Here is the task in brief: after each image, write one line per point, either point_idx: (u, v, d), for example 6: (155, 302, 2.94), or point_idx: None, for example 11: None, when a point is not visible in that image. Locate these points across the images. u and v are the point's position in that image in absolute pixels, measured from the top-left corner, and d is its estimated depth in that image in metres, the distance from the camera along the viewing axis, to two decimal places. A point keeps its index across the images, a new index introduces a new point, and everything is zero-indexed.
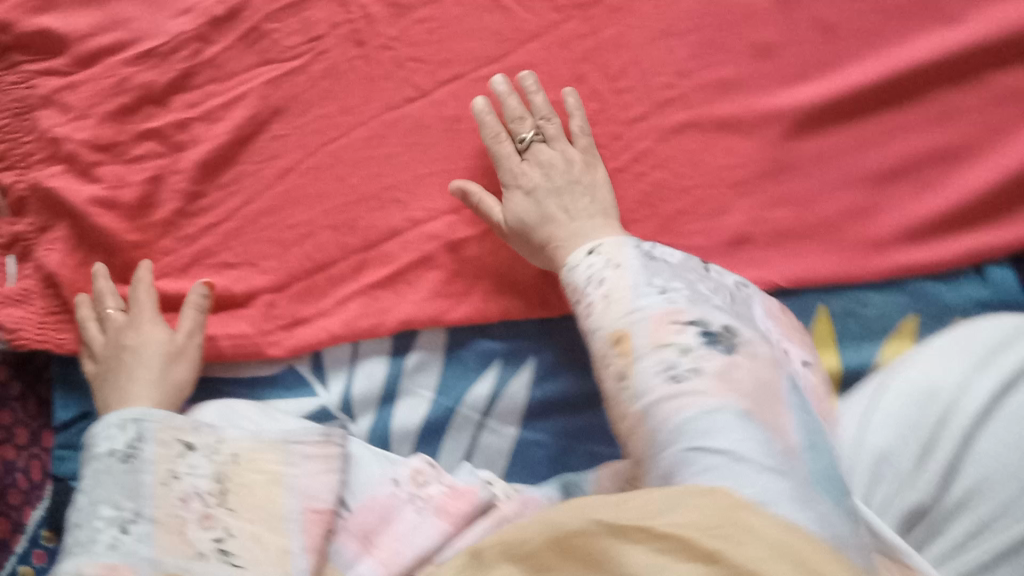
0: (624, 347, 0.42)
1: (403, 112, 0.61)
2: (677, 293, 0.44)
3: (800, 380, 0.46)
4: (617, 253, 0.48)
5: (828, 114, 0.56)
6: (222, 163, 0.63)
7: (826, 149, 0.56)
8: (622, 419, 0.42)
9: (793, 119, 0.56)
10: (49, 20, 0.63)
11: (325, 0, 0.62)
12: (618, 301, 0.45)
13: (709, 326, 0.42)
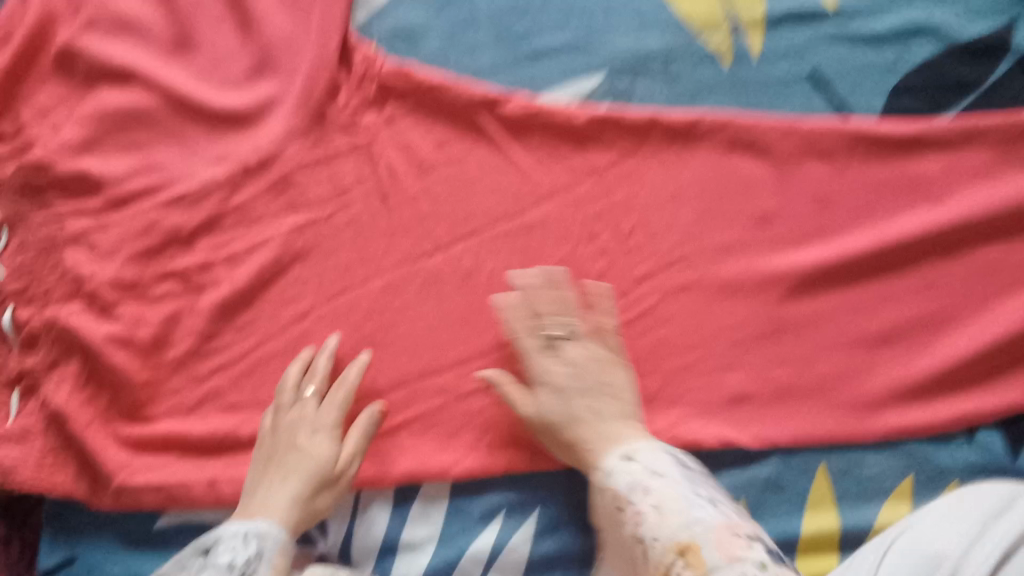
0: (693, 561, 0.45)
1: (420, 264, 0.63)
2: (727, 507, 0.49)
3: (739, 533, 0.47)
4: (660, 463, 0.51)
5: (825, 278, 0.59)
6: (240, 304, 0.64)
7: (825, 310, 0.59)
8: None
9: (792, 283, 0.59)
10: (89, 162, 0.66)
11: (353, 155, 0.66)
12: (671, 511, 0.48)
13: (765, 541, 0.47)
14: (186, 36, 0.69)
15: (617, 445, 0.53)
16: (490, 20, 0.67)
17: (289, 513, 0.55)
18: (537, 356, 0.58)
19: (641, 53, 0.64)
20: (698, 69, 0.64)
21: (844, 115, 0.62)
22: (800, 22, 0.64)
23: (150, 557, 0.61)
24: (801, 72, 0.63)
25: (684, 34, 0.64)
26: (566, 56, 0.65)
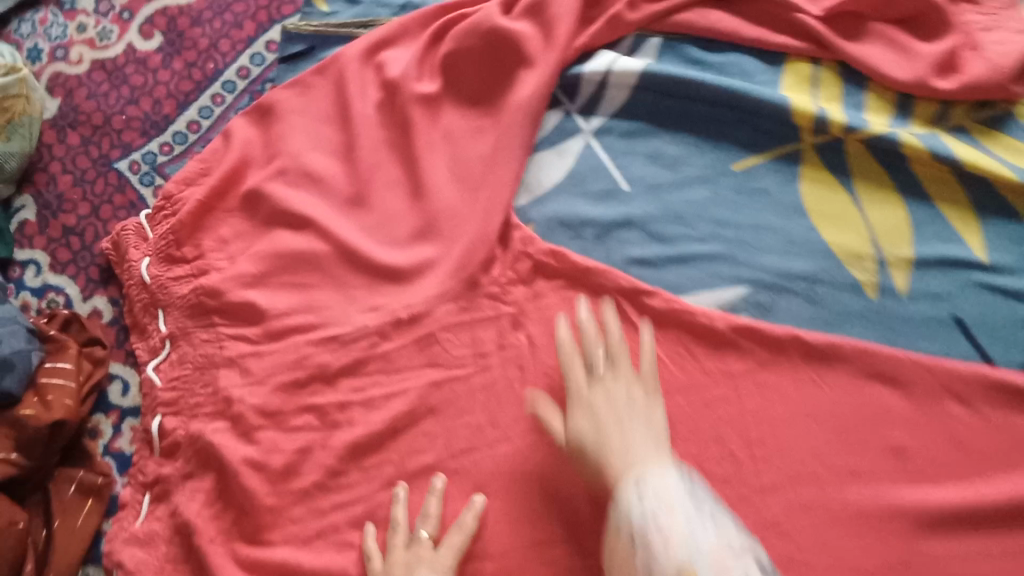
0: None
1: (547, 437, 0.66)
2: (724, 522, 0.50)
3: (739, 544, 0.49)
4: (662, 485, 0.53)
5: (957, 522, 0.59)
6: (370, 448, 0.67)
7: (953, 556, 0.58)
8: None
9: (921, 519, 0.59)
10: (255, 294, 0.71)
11: (494, 324, 0.69)
12: (678, 547, 0.48)
13: (762, 560, 0.48)
14: (361, 193, 0.75)
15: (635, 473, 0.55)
16: (644, 221, 0.71)
17: None
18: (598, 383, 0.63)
19: (786, 274, 0.67)
20: (840, 297, 0.66)
21: (988, 363, 0.63)
22: (945, 267, 0.65)
23: None
24: (944, 315, 0.64)
25: (830, 262, 0.67)
26: (713, 265, 0.69)
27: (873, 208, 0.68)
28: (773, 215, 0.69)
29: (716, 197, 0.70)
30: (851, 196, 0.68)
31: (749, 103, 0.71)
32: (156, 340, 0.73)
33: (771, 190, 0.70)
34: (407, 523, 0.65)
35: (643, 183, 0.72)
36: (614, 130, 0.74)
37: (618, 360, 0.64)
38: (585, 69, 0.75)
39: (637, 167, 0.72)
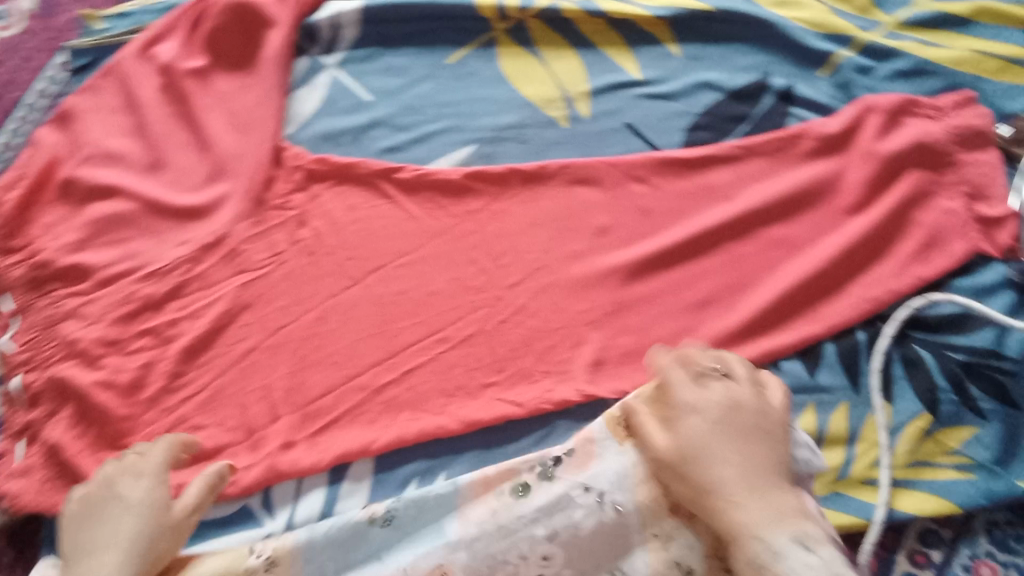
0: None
1: (343, 296, 0.80)
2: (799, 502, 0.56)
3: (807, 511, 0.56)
4: (834, 560, 0.49)
5: (651, 265, 0.76)
6: (200, 348, 0.80)
7: (654, 290, 0.75)
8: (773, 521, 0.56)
9: (626, 270, 0.76)
10: (81, 256, 0.85)
11: (283, 227, 0.84)
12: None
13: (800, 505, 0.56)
14: (157, 158, 0.90)
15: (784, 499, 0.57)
16: (387, 119, 0.88)
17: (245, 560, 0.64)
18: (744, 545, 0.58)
19: (498, 127, 0.85)
20: (545, 132, 0.84)
21: (654, 149, 0.81)
22: (614, 91, 0.84)
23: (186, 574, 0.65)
24: (619, 125, 0.83)
25: (531, 110, 0.85)
26: (447, 135, 0.86)
27: (554, 62, 0.87)
28: (482, 88, 0.87)
29: (437, 86, 0.89)
30: (537, 58, 0.88)
31: (447, 10, 0.91)
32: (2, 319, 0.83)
33: (478, 71, 0.88)
34: (242, 397, 0.77)
35: (382, 91, 0.90)
36: (353, 59, 0.92)
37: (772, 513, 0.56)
38: (319, 18, 0.94)
39: (376, 81, 0.90)
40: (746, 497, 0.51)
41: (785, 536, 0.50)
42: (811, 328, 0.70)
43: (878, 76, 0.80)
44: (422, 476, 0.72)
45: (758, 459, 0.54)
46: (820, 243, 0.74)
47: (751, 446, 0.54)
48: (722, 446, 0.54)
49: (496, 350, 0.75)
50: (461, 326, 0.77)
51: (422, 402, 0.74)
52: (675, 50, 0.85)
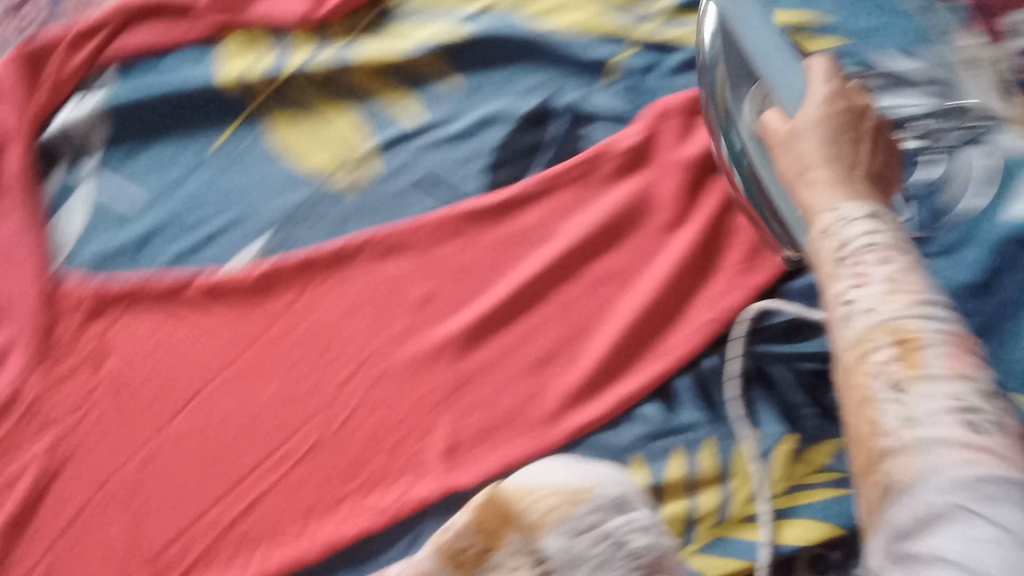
0: (909, 357, 0.49)
1: (162, 434, 0.73)
2: (868, 305, 0.51)
3: (874, 316, 0.51)
4: (896, 244, 0.54)
5: (487, 325, 0.70)
6: (16, 528, 0.71)
7: (491, 356, 0.70)
8: (846, 350, 0.52)
9: (461, 340, 0.70)
10: None
11: (80, 370, 0.75)
12: (897, 294, 0.51)
13: (898, 347, 0.49)
14: None
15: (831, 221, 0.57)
16: (166, 223, 0.79)
17: None
18: (834, 288, 0.54)
19: (289, 208, 0.77)
20: (337, 206, 0.77)
21: (455, 200, 0.75)
22: (398, 145, 0.77)
23: None
24: (414, 180, 0.76)
25: (317, 183, 0.77)
26: (236, 229, 0.78)
27: (330, 124, 0.79)
28: (260, 168, 0.79)
29: (212, 176, 0.80)
30: (312, 124, 0.80)
31: (201, 89, 0.81)
32: None
33: (252, 148, 0.80)
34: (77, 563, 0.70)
35: (156, 191, 0.80)
36: (112, 160, 0.81)
37: (864, 301, 0.52)
38: (58, 123, 0.82)
39: (145, 181, 0.81)
40: (819, 184, 0.60)
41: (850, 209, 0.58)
42: (659, 365, 0.67)
43: (665, 73, 0.77)
44: None
45: (843, 164, 0.61)
46: (649, 269, 0.70)
47: (836, 133, 0.63)
48: (821, 136, 0.63)
49: (343, 459, 0.70)
50: (301, 438, 0.71)
51: (279, 530, 0.69)
52: (455, 82, 0.79)
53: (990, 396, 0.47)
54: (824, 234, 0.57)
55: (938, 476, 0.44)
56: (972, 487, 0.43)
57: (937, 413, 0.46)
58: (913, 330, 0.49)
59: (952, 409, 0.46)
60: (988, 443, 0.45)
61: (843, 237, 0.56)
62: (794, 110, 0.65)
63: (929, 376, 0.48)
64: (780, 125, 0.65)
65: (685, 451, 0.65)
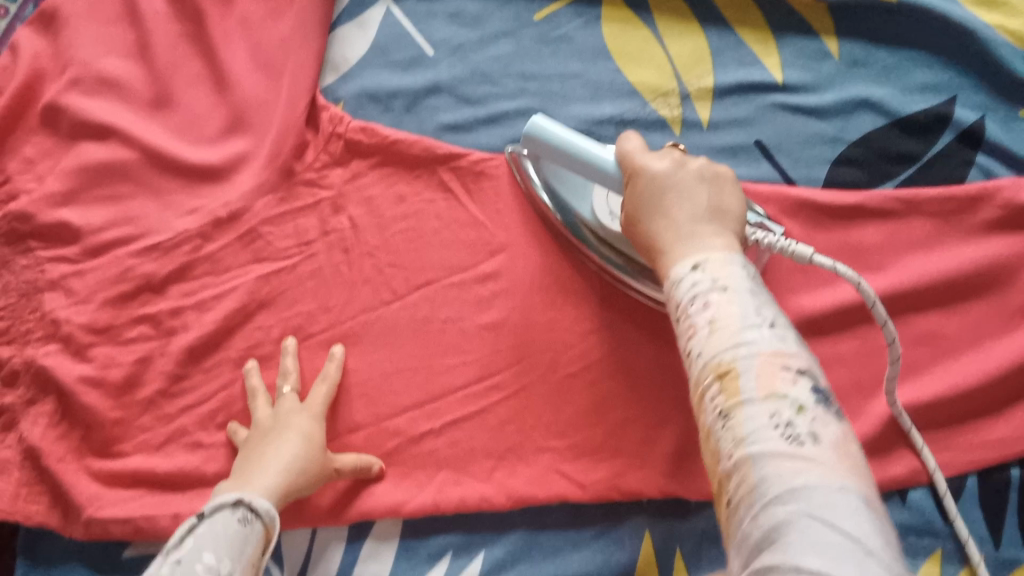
0: (730, 387, 0.38)
1: (378, 312, 0.67)
2: (710, 339, 0.40)
3: (749, 340, 0.39)
4: (723, 276, 0.43)
5: None
6: (209, 348, 0.68)
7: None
8: (704, 380, 0.40)
9: None
10: (67, 213, 0.70)
11: (316, 211, 0.69)
12: (725, 331, 0.40)
13: (746, 369, 0.38)
14: (163, 93, 0.73)
15: (686, 259, 0.46)
16: (451, 84, 0.70)
17: (279, 481, 0.57)
18: (692, 334, 0.42)
19: (593, 119, 0.68)
20: (648, 136, 0.66)
21: (787, 183, 0.64)
22: (745, 93, 0.66)
23: None
24: (747, 140, 0.65)
25: (635, 102, 0.67)
26: (523, 121, 0.69)
27: (673, 41, 0.68)
28: (576, 62, 0.69)
29: (519, 50, 0.70)
30: (651, 33, 0.69)
31: None
32: None
33: (572, 36, 0.70)
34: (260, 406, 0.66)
35: (447, 46, 0.71)
36: None
37: (700, 349, 0.41)
38: None
39: (439, 30, 0.72)
40: (673, 239, 0.49)
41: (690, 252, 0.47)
42: (947, 456, 0.58)
43: None
44: (459, 550, 0.62)
45: (659, 222, 0.51)
46: (978, 349, 0.60)
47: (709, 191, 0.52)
48: (660, 197, 0.52)
49: (559, 412, 0.64)
50: (519, 373, 0.65)
51: (465, 463, 0.63)
52: (833, 49, 0.67)
53: (812, 408, 0.37)
54: (678, 288, 0.45)
55: (766, 493, 0.34)
56: (807, 493, 0.34)
57: (760, 429, 0.36)
58: (769, 361, 0.38)
59: (773, 427, 0.36)
60: (828, 461, 0.35)
61: (676, 292, 0.45)
62: (665, 159, 0.54)
63: (747, 400, 0.37)
64: (657, 166, 0.54)
65: (944, 556, 0.56)
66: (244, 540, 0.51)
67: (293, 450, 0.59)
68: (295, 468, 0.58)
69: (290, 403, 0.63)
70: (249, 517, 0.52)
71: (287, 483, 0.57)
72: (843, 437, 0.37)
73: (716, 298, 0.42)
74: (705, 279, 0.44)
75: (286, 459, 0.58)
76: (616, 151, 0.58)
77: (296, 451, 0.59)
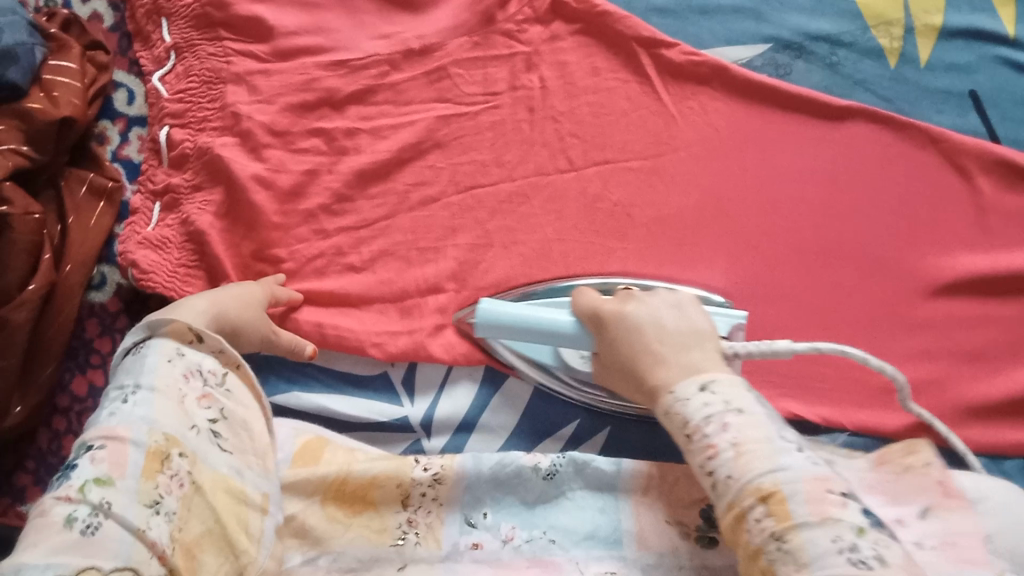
0: (777, 510, 0.42)
1: (551, 178, 0.67)
2: (746, 457, 0.43)
3: (785, 463, 0.43)
4: (733, 395, 0.46)
5: (947, 287, 0.62)
6: (377, 176, 0.67)
7: (936, 317, 0.61)
8: (738, 501, 0.43)
9: (919, 286, 0.62)
10: (263, 10, 0.69)
11: (508, 63, 0.69)
12: (756, 455, 0.44)
13: (796, 491, 0.42)
14: None
15: (690, 380, 0.48)
16: None
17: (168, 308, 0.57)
18: (710, 461, 0.45)
19: (807, 34, 0.67)
20: (860, 64, 0.66)
21: (992, 141, 0.64)
22: (969, 39, 0.66)
23: (371, 403, 0.64)
24: (960, 90, 0.65)
25: (855, 25, 0.67)
26: (736, 21, 0.68)
27: None
28: None
29: None
30: None
31: None
32: (160, 51, 0.71)
33: None
34: (415, 244, 0.67)
35: None
36: None
37: (722, 469, 0.44)
38: None
39: None
40: (660, 371, 0.49)
41: (689, 383, 0.48)
42: None
43: None
44: (586, 422, 0.64)
45: (652, 360, 0.50)
46: None
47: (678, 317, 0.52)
48: (644, 333, 0.52)
49: None
50: None
51: None
52: None
53: (866, 530, 0.41)
54: (677, 429, 0.47)
55: None
56: None
57: (827, 555, 0.40)
58: (821, 481, 0.43)
59: (837, 552, 0.40)
60: None
61: (685, 438, 0.47)
62: (633, 303, 0.53)
63: (800, 524, 0.41)
64: (632, 311, 0.53)
65: None
66: (145, 363, 0.52)
67: (233, 304, 0.59)
68: (233, 311, 0.59)
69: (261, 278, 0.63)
70: (127, 347, 0.54)
71: (216, 318, 0.58)
72: (904, 557, 0.41)
73: (733, 421, 0.45)
74: (696, 416, 0.46)
75: (221, 302, 0.59)
76: (574, 309, 0.55)
77: (235, 301, 0.59)
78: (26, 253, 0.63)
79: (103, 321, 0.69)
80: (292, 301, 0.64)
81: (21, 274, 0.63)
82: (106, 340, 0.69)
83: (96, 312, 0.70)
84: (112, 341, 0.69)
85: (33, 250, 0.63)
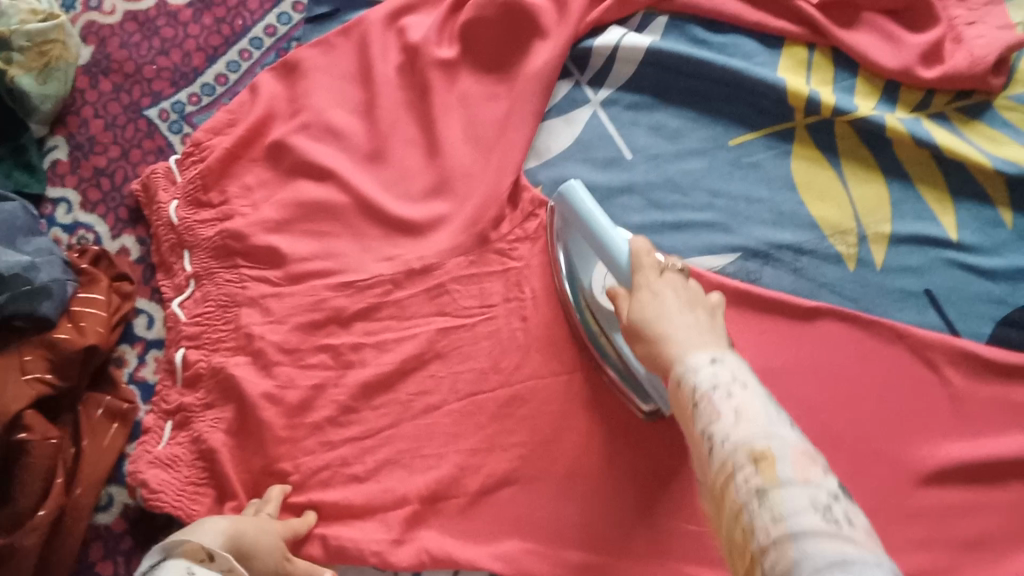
0: (766, 469, 0.41)
1: (547, 382, 0.71)
2: (748, 419, 0.44)
3: (775, 431, 0.43)
4: (741, 377, 0.47)
5: (935, 477, 0.64)
6: (381, 387, 0.71)
7: (930, 507, 0.63)
8: (715, 457, 0.44)
9: (909, 478, 0.64)
10: (277, 239, 0.76)
11: (502, 278, 0.75)
12: (754, 420, 0.44)
13: (775, 449, 0.42)
14: (379, 149, 0.80)
15: (703, 354, 0.50)
16: (644, 187, 0.77)
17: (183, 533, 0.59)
18: (708, 424, 0.45)
19: (773, 242, 0.73)
20: (823, 268, 0.72)
21: (953, 333, 0.69)
22: (920, 244, 0.72)
23: None
24: (918, 288, 0.71)
25: (815, 234, 0.73)
26: (707, 233, 0.74)
27: (856, 185, 0.75)
28: (764, 188, 0.75)
29: (711, 169, 0.77)
30: (836, 174, 0.75)
31: (746, 82, 0.78)
32: (181, 278, 0.77)
33: (762, 164, 0.76)
34: (418, 450, 0.69)
35: (645, 153, 0.78)
36: (619, 102, 0.80)
37: (714, 425, 0.45)
38: (596, 42, 0.81)
39: (640, 138, 0.79)
40: (673, 338, 0.53)
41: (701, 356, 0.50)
42: None
43: None
44: None
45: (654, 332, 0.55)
46: None
47: (688, 300, 0.57)
48: (670, 292, 0.58)
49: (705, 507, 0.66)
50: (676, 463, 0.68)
51: (609, 544, 0.66)
52: (1008, 218, 0.73)
53: (841, 496, 0.40)
54: (678, 389, 0.49)
55: (808, 566, 0.37)
56: (851, 567, 0.36)
57: (801, 510, 0.39)
58: (796, 447, 0.42)
59: (812, 508, 0.39)
60: (867, 546, 0.38)
61: (681, 383, 0.49)
62: (667, 274, 0.59)
63: (785, 481, 0.40)
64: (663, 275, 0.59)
65: None
66: None
67: (249, 531, 0.61)
68: (250, 537, 0.61)
69: (272, 506, 0.65)
70: (143, 569, 0.55)
71: (232, 543, 0.60)
72: (871, 527, 0.40)
73: (731, 392, 0.46)
74: (699, 386, 0.47)
75: (242, 523, 0.61)
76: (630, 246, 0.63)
77: (251, 529, 0.61)
78: (41, 476, 0.65)
79: (107, 543, 0.70)
80: (304, 526, 0.65)
81: (35, 499, 0.64)
82: (110, 562, 0.69)
83: (100, 534, 0.70)
84: (114, 563, 0.69)
85: (49, 473, 0.65)
